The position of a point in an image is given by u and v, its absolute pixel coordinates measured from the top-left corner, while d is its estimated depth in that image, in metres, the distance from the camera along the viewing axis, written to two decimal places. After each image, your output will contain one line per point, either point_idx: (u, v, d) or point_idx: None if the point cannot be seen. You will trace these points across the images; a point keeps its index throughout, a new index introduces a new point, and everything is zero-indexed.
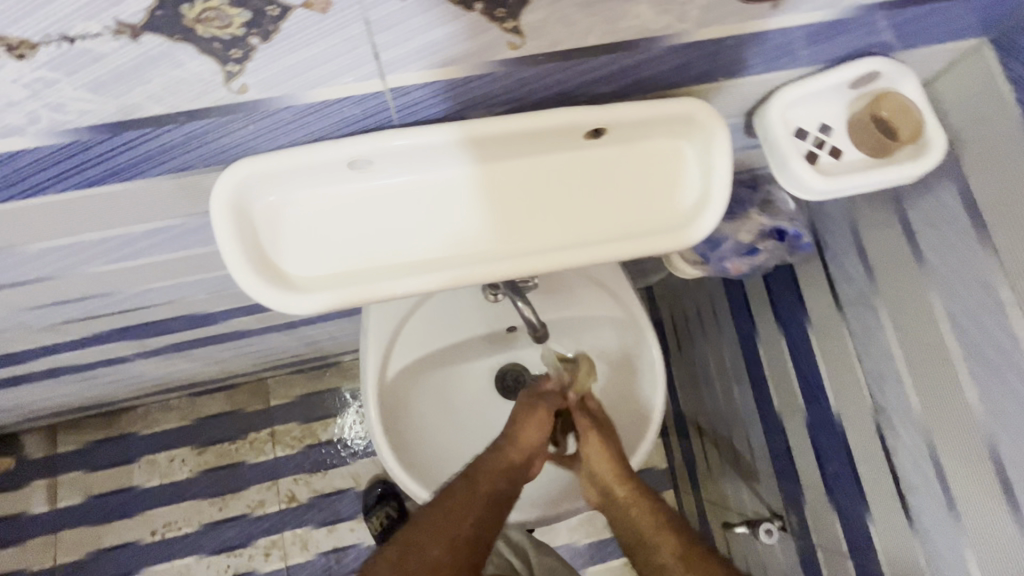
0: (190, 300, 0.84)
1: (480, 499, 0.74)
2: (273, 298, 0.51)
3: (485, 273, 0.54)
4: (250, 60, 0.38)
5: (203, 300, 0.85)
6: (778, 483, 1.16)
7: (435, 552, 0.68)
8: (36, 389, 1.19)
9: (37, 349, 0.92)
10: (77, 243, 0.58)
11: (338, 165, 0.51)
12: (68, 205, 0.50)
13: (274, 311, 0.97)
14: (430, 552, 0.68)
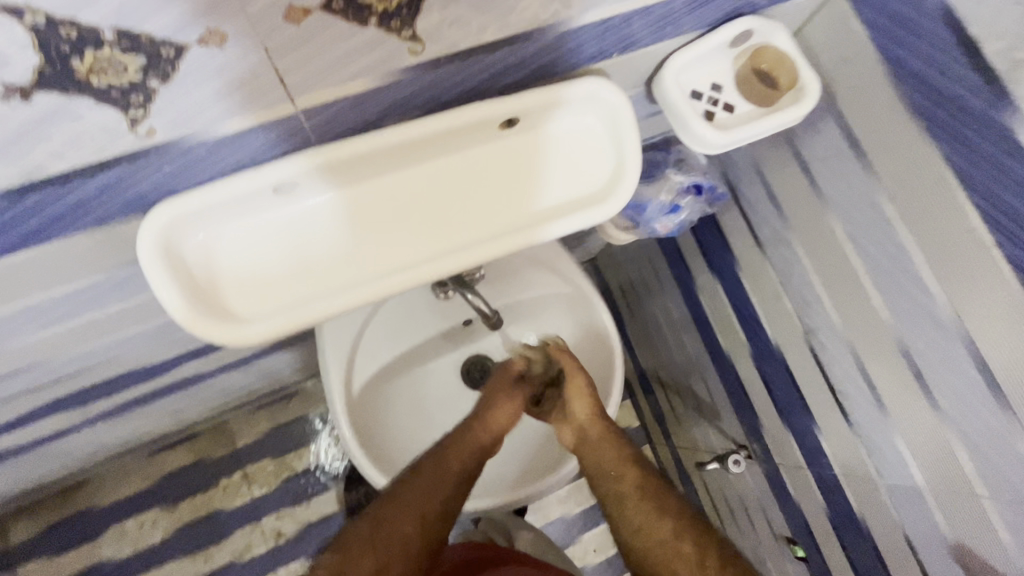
0: (131, 355, 0.81)
1: (452, 473, 0.78)
2: (223, 336, 0.51)
3: (428, 272, 0.56)
4: (153, 103, 0.38)
5: (145, 353, 0.82)
6: (737, 417, 1.25)
7: (406, 527, 0.73)
8: None
9: None
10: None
11: (263, 192, 0.51)
12: None
13: (225, 349, 0.95)
14: (401, 528, 0.72)
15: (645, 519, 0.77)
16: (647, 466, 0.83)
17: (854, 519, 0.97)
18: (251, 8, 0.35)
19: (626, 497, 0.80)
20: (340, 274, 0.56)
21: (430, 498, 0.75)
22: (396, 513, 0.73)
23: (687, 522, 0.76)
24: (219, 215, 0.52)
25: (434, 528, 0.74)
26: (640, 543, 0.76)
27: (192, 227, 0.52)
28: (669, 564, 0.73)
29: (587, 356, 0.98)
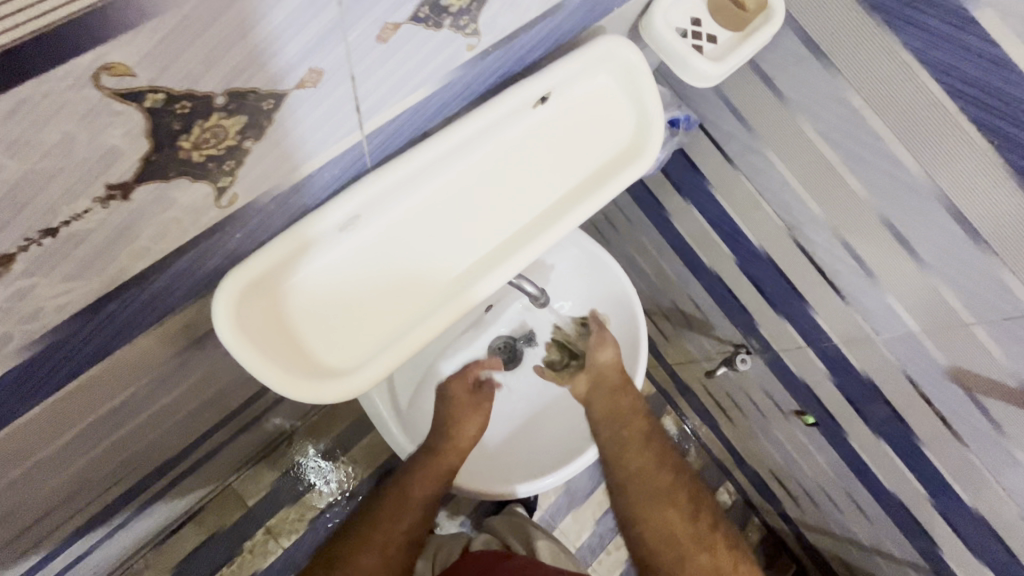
0: (161, 445, 0.73)
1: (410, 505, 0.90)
2: (333, 395, 0.48)
3: (505, 272, 0.56)
4: (243, 164, 0.39)
5: (174, 438, 0.75)
6: (731, 320, 1.37)
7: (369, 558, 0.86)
8: None
9: None
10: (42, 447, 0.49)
11: (330, 232, 0.48)
12: (56, 403, 0.46)
13: (252, 405, 0.90)
14: (363, 559, 0.86)
15: (646, 465, 0.95)
16: (651, 422, 1.00)
17: (856, 375, 1.12)
18: (350, 36, 0.36)
19: (632, 442, 0.96)
20: (420, 297, 0.54)
21: (394, 528, 0.89)
22: (367, 540, 0.87)
23: (675, 476, 0.96)
24: (287, 270, 0.48)
25: (395, 553, 0.88)
26: (637, 485, 0.94)
27: (263, 291, 0.47)
28: (657, 506, 0.93)
29: (611, 320, 1.06)
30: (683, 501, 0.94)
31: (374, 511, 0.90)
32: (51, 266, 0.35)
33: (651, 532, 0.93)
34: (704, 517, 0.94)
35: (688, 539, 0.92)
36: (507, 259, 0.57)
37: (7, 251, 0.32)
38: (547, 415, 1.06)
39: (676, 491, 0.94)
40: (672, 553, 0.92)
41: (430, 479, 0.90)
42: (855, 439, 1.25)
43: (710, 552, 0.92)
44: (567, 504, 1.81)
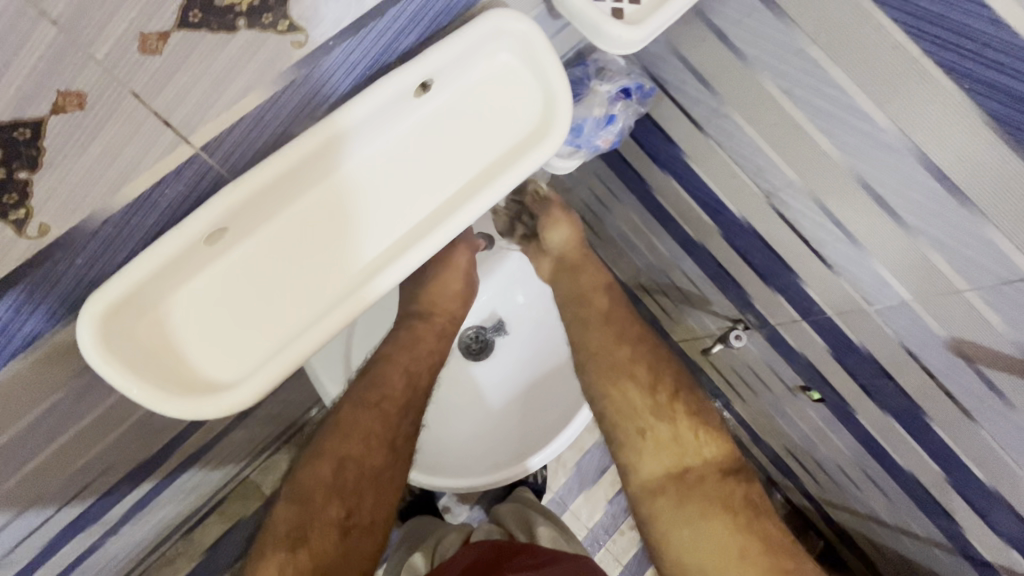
0: (126, 455, 0.77)
1: (387, 411, 0.84)
2: (214, 409, 0.48)
3: (399, 269, 0.54)
4: (33, 196, 0.35)
5: (139, 448, 0.78)
6: (726, 295, 1.29)
7: (374, 459, 0.82)
8: None
9: None
10: None
11: (194, 247, 0.47)
12: None
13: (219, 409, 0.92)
14: (368, 461, 0.82)
15: (603, 344, 0.96)
16: (611, 301, 1.01)
17: (856, 349, 1.04)
18: (99, 53, 0.33)
19: (588, 321, 0.98)
20: (311, 302, 0.53)
21: (370, 434, 0.82)
22: (345, 453, 0.81)
23: (635, 356, 0.95)
24: (157, 288, 0.47)
25: (380, 468, 0.83)
26: (596, 363, 0.95)
27: (135, 311, 0.47)
28: (616, 383, 0.93)
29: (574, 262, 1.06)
30: (643, 376, 0.93)
31: (347, 420, 0.82)
32: None
33: (612, 412, 0.92)
34: (669, 396, 0.92)
35: (648, 412, 0.90)
36: (400, 257, 0.54)
37: None
38: (538, 389, 1.05)
39: (636, 371, 0.94)
40: (632, 432, 0.90)
41: (402, 367, 0.87)
42: (862, 415, 1.16)
43: (674, 430, 0.89)
44: (578, 486, 1.79)
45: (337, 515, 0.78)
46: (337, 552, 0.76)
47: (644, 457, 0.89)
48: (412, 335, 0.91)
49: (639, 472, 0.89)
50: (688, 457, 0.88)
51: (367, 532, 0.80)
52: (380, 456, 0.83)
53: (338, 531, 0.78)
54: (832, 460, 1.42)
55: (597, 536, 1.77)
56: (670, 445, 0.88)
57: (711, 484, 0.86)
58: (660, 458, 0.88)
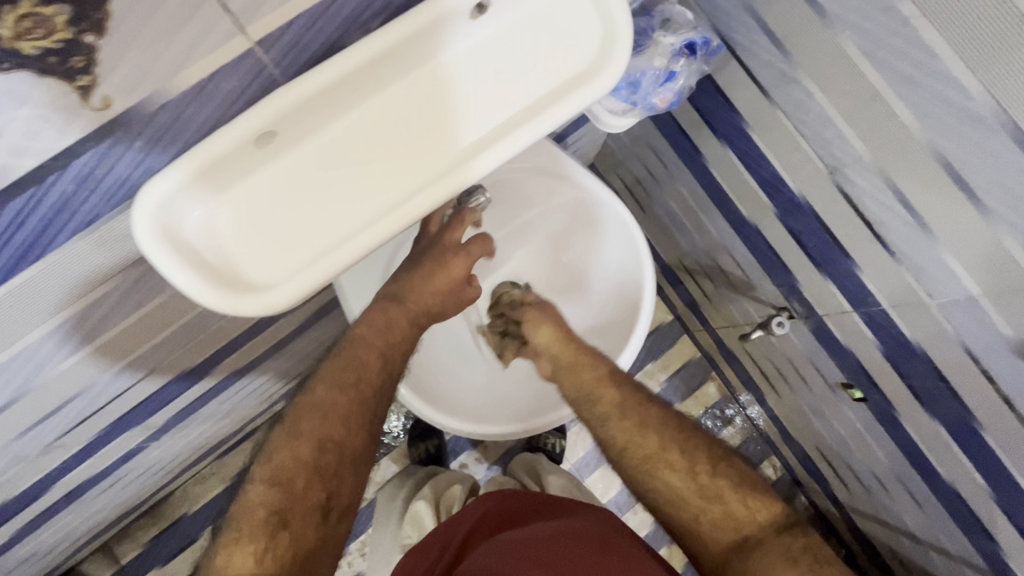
0: (172, 359, 0.82)
1: (362, 389, 0.79)
2: (253, 307, 0.50)
3: (438, 195, 0.53)
4: (96, 65, 0.36)
5: (185, 354, 0.83)
6: (773, 281, 1.24)
7: (353, 440, 0.78)
8: (67, 517, 1.17)
9: (54, 473, 0.89)
10: (34, 343, 0.56)
11: (244, 147, 0.48)
12: (25, 310, 0.51)
13: (258, 330, 0.96)
14: (346, 444, 0.77)
15: (627, 435, 0.82)
16: (623, 385, 0.86)
17: (909, 347, 0.97)
18: None
19: (607, 416, 0.84)
20: (351, 219, 0.54)
21: (344, 413, 0.77)
22: (318, 435, 0.76)
23: (667, 436, 0.82)
24: (208, 186, 0.49)
25: (358, 451, 0.78)
26: (627, 458, 0.82)
27: (185, 205, 0.49)
28: (654, 474, 0.80)
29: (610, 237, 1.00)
30: (677, 456, 0.80)
31: (322, 400, 0.77)
32: None
33: (659, 504, 0.80)
34: (708, 468, 0.79)
35: (690, 494, 0.78)
36: (438, 183, 0.54)
37: None
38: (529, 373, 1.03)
39: (669, 454, 0.80)
40: (686, 519, 0.78)
41: (374, 348, 0.81)
42: (906, 418, 1.10)
43: (722, 505, 0.77)
44: (596, 461, 1.79)
45: (318, 498, 0.74)
46: (316, 536, 0.73)
47: (704, 537, 0.77)
48: (384, 321, 0.83)
49: (706, 556, 0.78)
50: (749, 531, 0.76)
51: (345, 513, 0.77)
52: (361, 438, 0.78)
53: (320, 514, 0.74)
54: (865, 466, 1.36)
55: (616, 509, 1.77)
56: (724, 525, 0.76)
57: (783, 558, 0.72)
58: (718, 540, 0.77)
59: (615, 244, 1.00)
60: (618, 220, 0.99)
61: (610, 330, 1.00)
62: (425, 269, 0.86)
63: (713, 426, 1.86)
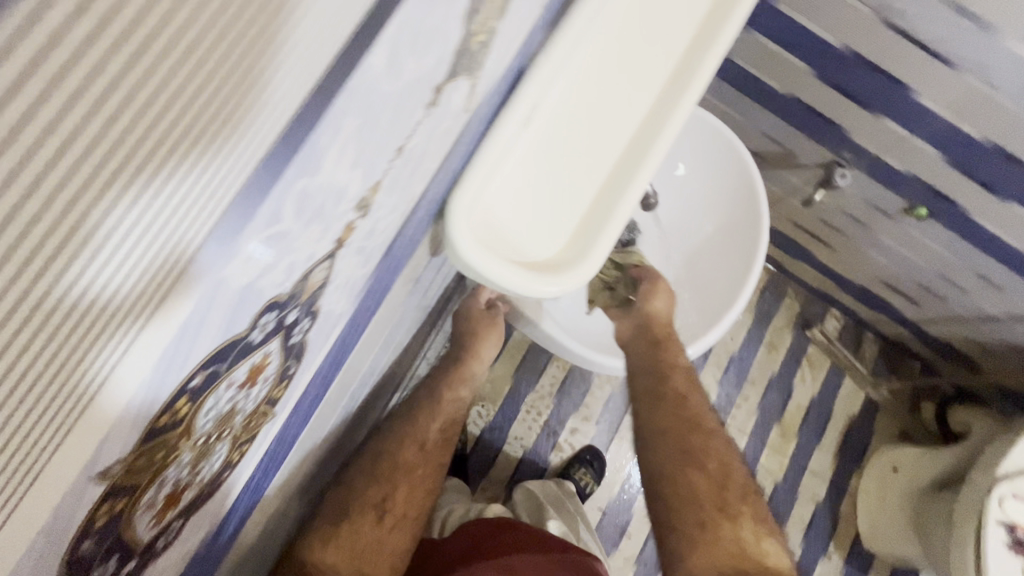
0: (350, 435, 0.74)
1: (423, 440, 0.73)
2: (571, 284, 0.49)
3: (681, 115, 0.52)
4: (489, 57, 0.33)
5: (357, 424, 0.75)
6: (812, 142, 1.03)
7: (407, 455, 0.72)
8: None
9: None
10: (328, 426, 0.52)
11: (517, 129, 0.47)
12: (346, 379, 0.47)
13: (402, 382, 0.92)
14: (401, 453, 0.72)
15: (674, 425, 0.68)
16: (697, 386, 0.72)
17: (983, 154, 0.80)
18: None
19: (665, 398, 0.70)
20: (609, 167, 0.53)
21: (406, 459, 0.71)
22: (396, 448, 0.72)
23: (706, 444, 0.67)
24: (492, 182, 0.47)
25: (421, 462, 0.72)
26: (664, 444, 0.68)
27: (480, 210, 0.47)
28: (682, 468, 0.66)
29: (704, 150, 0.89)
30: (717, 466, 0.67)
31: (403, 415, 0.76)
32: (391, 193, 0.29)
33: (668, 500, 0.66)
34: (745, 491, 0.66)
35: (712, 508, 0.64)
36: (676, 103, 0.52)
37: (377, 177, 0.26)
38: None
39: (706, 463, 0.66)
40: (684, 527, 0.64)
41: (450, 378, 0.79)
42: (992, 221, 0.88)
43: (735, 530, 0.64)
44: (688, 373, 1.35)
45: (373, 497, 0.68)
46: (372, 537, 0.65)
47: (696, 555, 0.62)
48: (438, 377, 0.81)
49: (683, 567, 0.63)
50: (747, 566, 0.62)
51: (399, 522, 0.67)
52: (411, 450, 0.72)
53: (374, 518, 0.67)
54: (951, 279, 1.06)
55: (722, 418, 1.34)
56: (729, 556, 0.62)
57: None
58: (713, 562, 0.62)
59: (726, 180, 0.88)
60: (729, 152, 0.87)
61: (735, 240, 0.86)
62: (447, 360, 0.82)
63: (783, 306, 1.41)
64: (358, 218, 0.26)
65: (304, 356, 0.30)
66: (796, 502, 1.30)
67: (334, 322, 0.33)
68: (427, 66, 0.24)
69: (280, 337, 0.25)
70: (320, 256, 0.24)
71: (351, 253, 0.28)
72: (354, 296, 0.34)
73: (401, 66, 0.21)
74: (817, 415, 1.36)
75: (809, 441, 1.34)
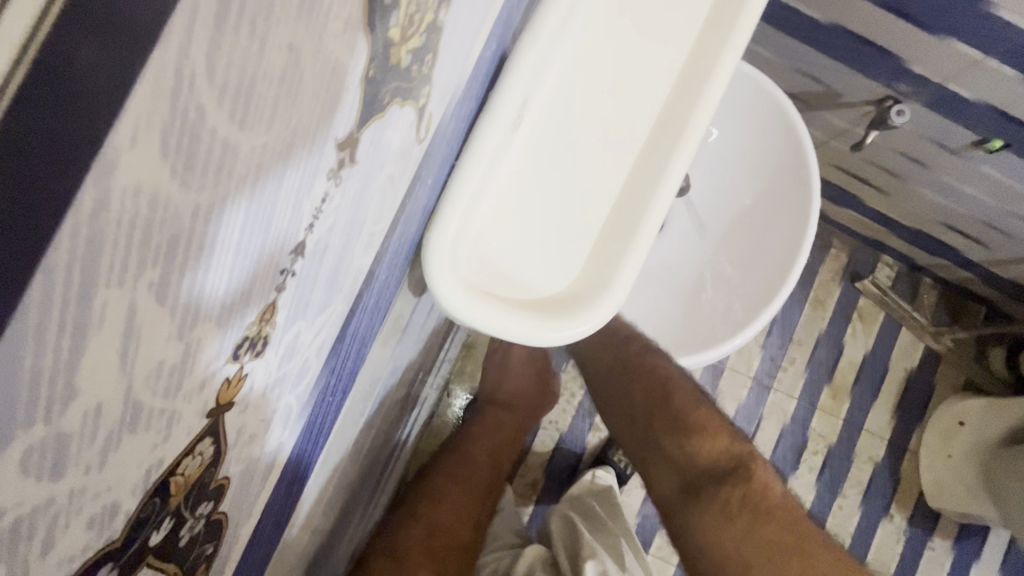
0: (367, 498, 0.64)
1: (477, 512, 0.62)
2: (593, 322, 0.39)
3: (713, 93, 0.41)
4: (436, 64, 0.22)
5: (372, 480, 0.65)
6: (852, 72, 0.73)
7: (467, 532, 0.60)
8: None
9: None
10: (312, 515, 0.43)
11: (507, 136, 0.36)
12: (324, 468, 0.38)
13: (417, 408, 0.81)
14: (459, 529, 0.59)
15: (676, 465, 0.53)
16: (683, 390, 0.55)
17: None
18: None
19: (661, 431, 0.54)
20: (627, 167, 0.42)
21: (461, 538, 0.59)
22: (449, 522, 0.59)
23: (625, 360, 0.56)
24: (478, 205, 0.37)
25: (472, 538, 0.60)
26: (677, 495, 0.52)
27: (469, 242, 0.37)
28: (701, 514, 0.50)
29: (736, 110, 0.76)
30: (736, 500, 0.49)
31: (444, 478, 0.62)
32: (305, 302, 0.20)
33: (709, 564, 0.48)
34: (689, 396, 0.54)
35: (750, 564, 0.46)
36: (704, 80, 0.41)
37: (265, 302, 0.16)
38: (692, 305, 0.76)
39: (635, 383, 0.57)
40: None
41: (493, 434, 0.68)
42: None
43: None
44: None
45: None
46: None
47: None
48: (497, 421, 0.70)
49: None
50: None
51: None
52: (469, 526, 0.60)
53: None
54: None
55: (765, 384, 1.04)
56: None
57: None
58: None
59: (769, 139, 0.75)
60: (767, 108, 0.74)
61: (781, 208, 0.73)
62: (495, 403, 0.70)
63: (828, 258, 1.07)
64: (246, 364, 0.17)
65: (224, 528, 0.22)
66: (851, 464, 1.02)
67: (266, 466, 0.24)
68: (300, 124, 0.14)
69: (150, 564, 0.17)
70: (171, 459, 0.15)
71: (256, 401, 0.19)
72: (293, 423, 0.25)
73: (216, 155, 0.11)
74: (871, 375, 1.05)
75: (865, 399, 1.04)
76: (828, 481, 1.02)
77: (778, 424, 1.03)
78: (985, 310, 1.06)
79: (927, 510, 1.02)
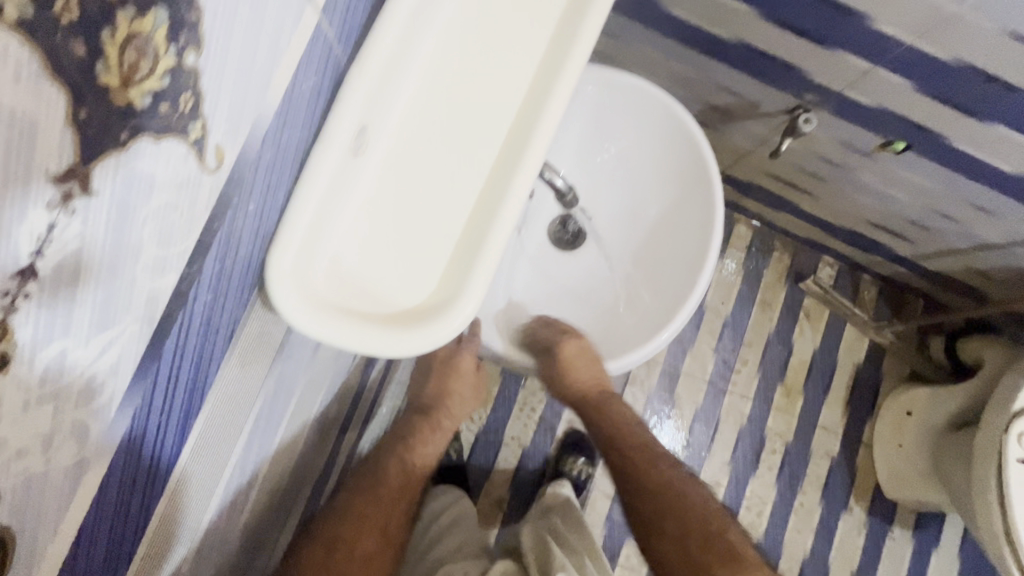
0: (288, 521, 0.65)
1: (386, 523, 0.62)
2: (446, 330, 0.41)
3: (555, 110, 0.44)
4: (205, 100, 0.25)
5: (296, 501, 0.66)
6: (767, 87, 0.77)
7: (368, 543, 0.60)
8: None
9: None
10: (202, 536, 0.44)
11: (347, 160, 0.39)
12: (194, 489, 0.39)
13: (367, 433, 0.88)
14: (358, 543, 0.60)
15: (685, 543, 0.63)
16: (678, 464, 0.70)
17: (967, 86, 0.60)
18: None
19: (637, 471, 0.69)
20: (480, 181, 0.44)
21: (365, 549, 0.60)
22: (354, 535, 0.60)
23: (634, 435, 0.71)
24: (326, 226, 0.39)
25: (378, 548, 0.61)
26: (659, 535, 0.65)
27: (319, 260, 0.39)
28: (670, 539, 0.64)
29: (641, 124, 0.76)
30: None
31: (352, 492, 0.63)
32: (64, 318, 0.21)
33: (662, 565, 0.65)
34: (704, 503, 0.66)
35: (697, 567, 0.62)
36: (545, 100, 0.44)
37: None
38: (610, 316, 0.75)
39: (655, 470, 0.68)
40: None
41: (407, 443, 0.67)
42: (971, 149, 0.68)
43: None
44: (679, 343, 1.08)
45: None
46: None
47: None
48: (413, 427, 0.69)
49: None
50: None
51: None
52: (374, 536, 0.61)
53: None
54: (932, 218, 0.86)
55: (720, 387, 1.07)
56: None
57: None
58: None
59: (676, 152, 0.75)
60: (669, 122, 0.75)
61: (689, 214, 0.74)
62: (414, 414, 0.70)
63: (772, 261, 1.12)
64: None
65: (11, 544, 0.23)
66: (809, 461, 1.05)
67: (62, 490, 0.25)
68: None
69: None
70: None
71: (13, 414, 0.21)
72: (90, 443, 0.26)
73: None
74: (821, 372, 1.08)
75: (817, 396, 1.07)
76: (787, 480, 1.04)
77: (736, 426, 1.06)
78: (923, 301, 1.10)
79: (885, 501, 1.05)
